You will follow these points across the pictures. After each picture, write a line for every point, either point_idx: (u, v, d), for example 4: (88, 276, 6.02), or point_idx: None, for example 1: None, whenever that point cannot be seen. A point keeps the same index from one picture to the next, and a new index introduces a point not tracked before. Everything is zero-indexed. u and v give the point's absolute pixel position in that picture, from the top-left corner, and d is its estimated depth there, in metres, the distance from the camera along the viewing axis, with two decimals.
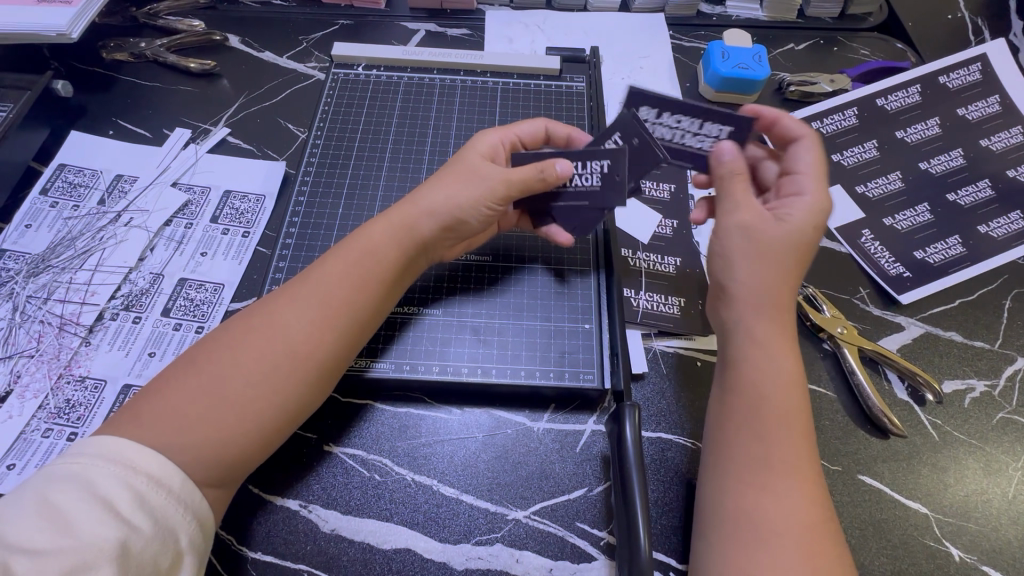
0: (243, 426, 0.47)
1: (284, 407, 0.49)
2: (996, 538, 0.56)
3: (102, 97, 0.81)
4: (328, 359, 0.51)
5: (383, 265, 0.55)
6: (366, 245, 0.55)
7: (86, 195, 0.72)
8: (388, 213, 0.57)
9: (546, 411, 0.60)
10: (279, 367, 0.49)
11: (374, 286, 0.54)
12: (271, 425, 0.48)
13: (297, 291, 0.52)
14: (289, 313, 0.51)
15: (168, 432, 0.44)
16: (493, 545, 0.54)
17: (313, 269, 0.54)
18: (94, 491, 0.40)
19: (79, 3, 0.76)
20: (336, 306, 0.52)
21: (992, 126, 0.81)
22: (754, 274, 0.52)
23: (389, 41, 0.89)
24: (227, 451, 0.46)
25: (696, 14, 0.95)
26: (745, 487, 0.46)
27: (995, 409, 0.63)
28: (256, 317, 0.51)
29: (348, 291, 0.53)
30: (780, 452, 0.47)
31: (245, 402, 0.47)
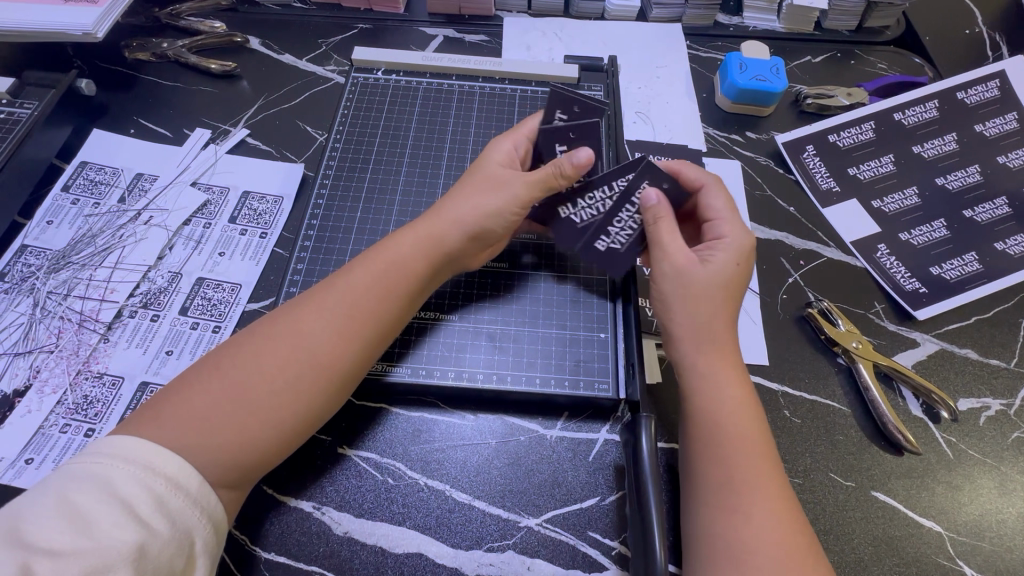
0: (261, 431, 0.47)
1: (302, 414, 0.49)
2: (1010, 559, 0.56)
3: (124, 96, 0.82)
4: (351, 367, 0.52)
5: (409, 275, 0.56)
6: (395, 256, 0.56)
7: (106, 193, 0.73)
8: (415, 227, 0.58)
9: (559, 419, 0.60)
10: (303, 374, 0.49)
11: (397, 297, 0.55)
12: (289, 430, 0.49)
13: (324, 297, 0.53)
14: (313, 319, 0.51)
15: (190, 432, 0.45)
16: (505, 552, 0.54)
17: (340, 276, 0.55)
18: (115, 493, 0.40)
19: (105, 3, 0.77)
20: (362, 315, 0.53)
21: (1009, 143, 0.81)
22: (696, 312, 0.54)
23: (407, 46, 0.90)
24: (244, 453, 0.46)
25: (714, 25, 0.95)
26: (722, 512, 0.47)
27: (1010, 428, 0.63)
28: (280, 324, 0.51)
29: (371, 302, 0.53)
30: (750, 473, 0.48)
31: (265, 407, 0.48)
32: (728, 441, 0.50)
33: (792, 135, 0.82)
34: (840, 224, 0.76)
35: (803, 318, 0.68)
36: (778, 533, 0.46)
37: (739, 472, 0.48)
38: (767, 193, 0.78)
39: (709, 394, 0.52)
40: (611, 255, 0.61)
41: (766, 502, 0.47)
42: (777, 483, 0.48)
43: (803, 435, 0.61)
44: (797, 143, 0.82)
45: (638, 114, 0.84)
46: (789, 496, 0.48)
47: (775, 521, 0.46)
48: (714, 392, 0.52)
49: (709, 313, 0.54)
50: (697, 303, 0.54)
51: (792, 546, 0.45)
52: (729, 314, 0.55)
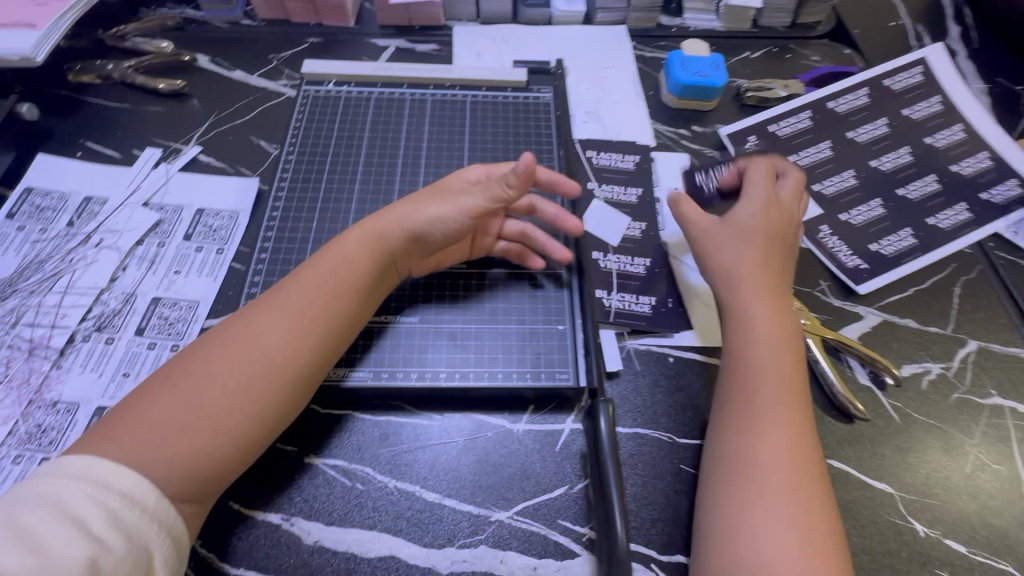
0: (220, 439, 0.47)
1: (259, 419, 0.49)
2: (957, 513, 0.59)
3: (69, 119, 0.81)
4: (304, 367, 0.52)
5: (356, 271, 0.57)
6: (342, 258, 0.58)
7: (54, 218, 0.71)
8: (361, 227, 0.61)
9: (525, 412, 0.61)
10: (255, 378, 0.50)
11: (349, 296, 0.56)
12: (247, 437, 0.49)
13: (273, 302, 0.54)
14: (265, 323, 0.52)
15: (143, 446, 0.45)
16: (477, 547, 0.54)
17: (289, 282, 0.56)
18: (68, 511, 0.40)
19: (44, 26, 0.76)
20: (315, 318, 0.53)
21: (934, 124, 0.86)
22: (779, 312, 0.60)
23: (359, 58, 0.91)
24: (202, 463, 0.46)
25: (656, 26, 0.99)
26: (749, 496, 0.51)
27: (951, 390, 0.66)
28: (232, 329, 0.52)
29: (321, 303, 0.54)
30: (781, 467, 0.51)
31: (221, 412, 0.48)
32: (766, 438, 0.53)
33: (734, 127, 0.86)
34: None
35: None
36: (801, 517, 0.49)
37: (776, 468, 0.51)
38: None
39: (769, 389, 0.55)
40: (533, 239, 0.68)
41: (787, 494, 0.50)
42: (813, 476, 0.52)
43: None
44: (739, 134, 0.85)
45: (588, 113, 0.87)
46: (813, 487, 0.51)
47: (798, 508, 0.49)
48: (755, 396, 0.55)
49: (791, 315, 0.60)
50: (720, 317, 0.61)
51: (806, 530, 0.48)
52: (787, 315, 0.60)
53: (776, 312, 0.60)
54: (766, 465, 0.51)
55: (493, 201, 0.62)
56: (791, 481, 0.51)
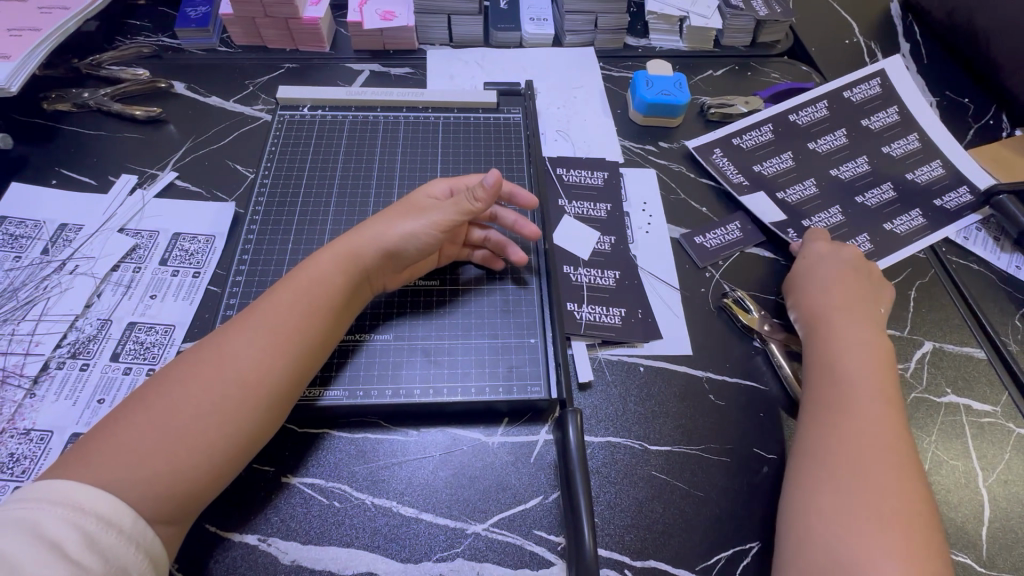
0: (196, 459, 0.48)
1: (235, 438, 0.50)
2: None
3: (44, 148, 0.81)
4: (278, 385, 0.53)
5: (330, 289, 0.58)
6: (314, 277, 0.59)
7: (28, 246, 0.72)
8: (333, 246, 0.62)
9: (500, 425, 0.63)
10: (229, 398, 0.50)
11: (323, 313, 0.57)
12: (222, 456, 0.49)
13: (247, 322, 0.55)
14: (238, 344, 0.53)
15: (119, 467, 0.45)
16: (454, 560, 0.55)
17: (262, 303, 0.57)
18: (43, 534, 0.40)
19: (18, 57, 0.77)
20: (289, 336, 0.55)
21: (892, 133, 0.91)
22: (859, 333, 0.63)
23: (334, 82, 0.93)
24: (178, 484, 0.47)
25: (623, 47, 1.03)
26: (821, 493, 0.53)
27: (909, 390, 0.69)
28: (205, 350, 0.53)
29: (296, 322, 0.55)
30: (873, 475, 0.52)
31: (197, 432, 0.48)
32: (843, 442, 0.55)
33: (698, 141, 0.89)
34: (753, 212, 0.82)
35: (721, 308, 0.74)
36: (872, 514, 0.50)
37: (865, 473, 0.52)
38: (682, 197, 0.85)
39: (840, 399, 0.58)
40: (499, 245, 0.71)
41: (863, 494, 0.51)
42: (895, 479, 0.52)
43: (728, 416, 0.65)
44: (705, 147, 0.89)
45: (558, 132, 0.90)
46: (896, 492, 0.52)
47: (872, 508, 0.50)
48: (839, 404, 0.57)
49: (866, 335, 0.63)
50: (866, 328, 0.64)
51: (879, 526, 0.49)
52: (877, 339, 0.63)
53: (863, 329, 0.64)
54: (838, 462, 0.54)
55: (462, 213, 0.64)
56: (866, 481, 0.52)
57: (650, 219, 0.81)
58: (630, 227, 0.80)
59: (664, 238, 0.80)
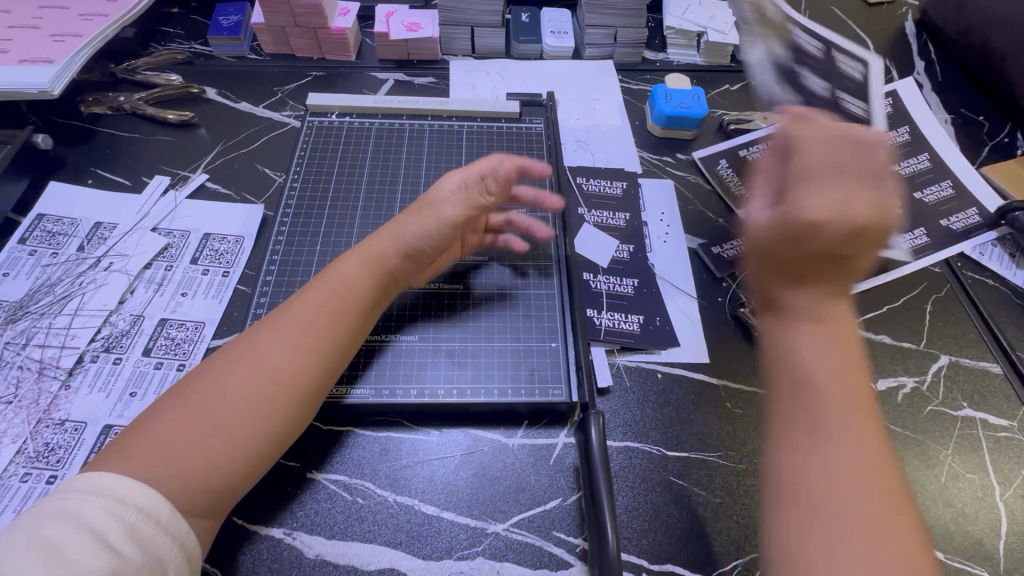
0: (232, 453, 0.49)
1: (268, 434, 0.52)
2: (931, 519, 0.61)
3: (80, 149, 0.84)
4: (311, 382, 0.55)
5: (359, 291, 0.60)
6: (342, 280, 0.60)
7: (65, 243, 0.74)
8: (359, 248, 0.64)
9: (520, 427, 0.64)
10: (263, 394, 0.52)
11: (352, 312, 0.59)
12: (257, 452, 0.51)
13: (280, 320, 0.56)
14: (271, 341, 0.55)
15: (156, 460, 0.47)
16: (475, 559, 0.56)
17: (292, 302, 0.58)
18: (87, 524, 0.41)
19: (61, 61, 0.80)
20: (320, 334, 0.56)
21: (901, 153, 0.92)
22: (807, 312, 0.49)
23: (360, 90, 0.96)
24: (215, 477, 0.48)
25: (642, 61, 1.06)
26: (805, 501, 0.43)
27: (925, 403, 0.69)
28: (239, 348, 0.54)
29: (326, 320, 0.57)
30: (866, 486, 0.43)
31: (234, 426, 0.50)
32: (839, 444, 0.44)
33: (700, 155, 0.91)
34: None
35: (737, 319, 0.75)
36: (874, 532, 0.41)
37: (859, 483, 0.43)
38: (699, 208, 0.86)
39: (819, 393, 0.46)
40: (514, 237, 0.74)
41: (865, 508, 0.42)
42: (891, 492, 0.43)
43: (744, 423, 0.66)
44: (710, 157, 0.91)
45: (578, 142, 0.92)
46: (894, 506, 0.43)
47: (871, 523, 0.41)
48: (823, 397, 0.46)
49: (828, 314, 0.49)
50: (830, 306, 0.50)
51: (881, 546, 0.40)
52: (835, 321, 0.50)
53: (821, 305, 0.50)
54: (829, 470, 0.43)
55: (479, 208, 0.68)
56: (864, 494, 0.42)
57: (668, 228, 0.83)
58: (648, 237, 0.81)
59: (682, 247, 0.81)
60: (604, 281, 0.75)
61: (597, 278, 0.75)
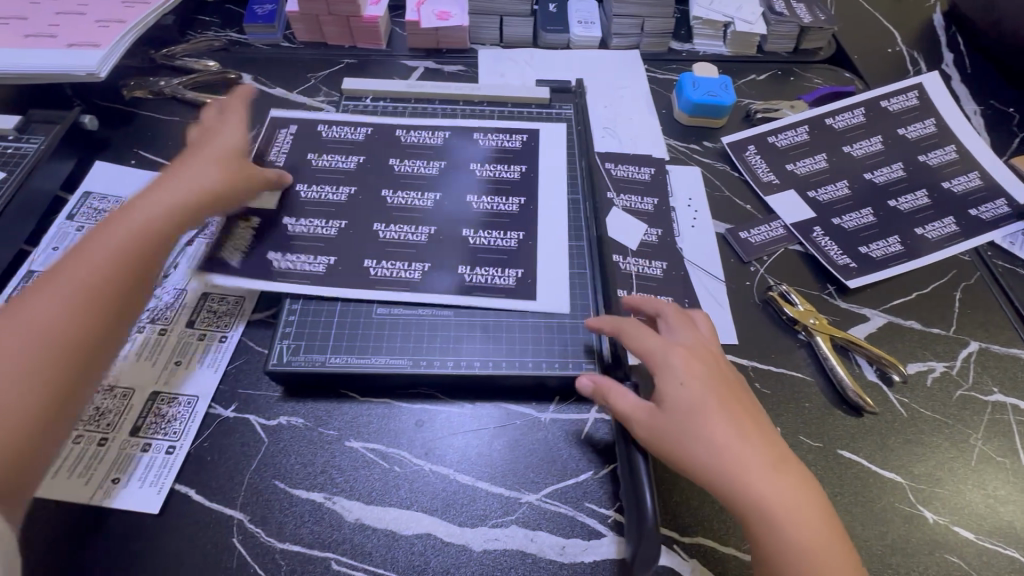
0: (4, 418, 0.48)
1: (45, 395, 0.50)
2: (960, 500, 0.62)
3: (124, 131, 0.87)
4: (77, 330, 0.53)
5: (136, 238, 0.58)
6: (111, 249, 0.56)
7: None
8: (140, 199, 0.61)
9: (552, 402, 0.65)
10: (32, 355, 0.50)
11: (121, 257, 0.57)
12: (38, 415, 0.49)
13: (49, 282, 0.54)
14: (47, 301, 0.52)
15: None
16: (509, 527, 0.57)
17: (65, 260, 0.56)
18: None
19: (107, 45, 0.83)
20: (95, 287, 0.54)
21: (928, 143, 0.91)
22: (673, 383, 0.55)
23: (391, 76, 0.98)
24: (6, 447, 0.47)
25: (668, 51, 1.06)
26: (767, 523, 0.50)
27: (955, 387, 0.69)
28: (5, 312, 0.52)
29: (92, 271, 0.55)
30: (782, 485, 0.52)
31: (5, 392, 0.48)
32: (743, 466, 0.52)
33: (731, 141, 0.92)
34: (780, 208, 0.84)
35: (765, 302, 0.75)
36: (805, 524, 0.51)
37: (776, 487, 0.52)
38: (726, 194, 0.87)
39: (704, 436, 0.53)
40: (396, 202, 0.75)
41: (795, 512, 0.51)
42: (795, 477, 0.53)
43: (773, 404, 0.67)
44: (739, 143, 0.92)
45: (605, 129, 0.93)
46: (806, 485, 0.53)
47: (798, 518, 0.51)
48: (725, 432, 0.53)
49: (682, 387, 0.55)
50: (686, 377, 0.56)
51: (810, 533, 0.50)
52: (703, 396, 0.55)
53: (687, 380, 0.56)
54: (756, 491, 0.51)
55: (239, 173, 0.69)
56: (786, 493, 0.52)
57: (696, 213, 0.83)
58: (676, 221, 0.82)
59: (710, 232, 0.82)
60: (633, 262, 0.76)
61: (627, 260, 0.76)
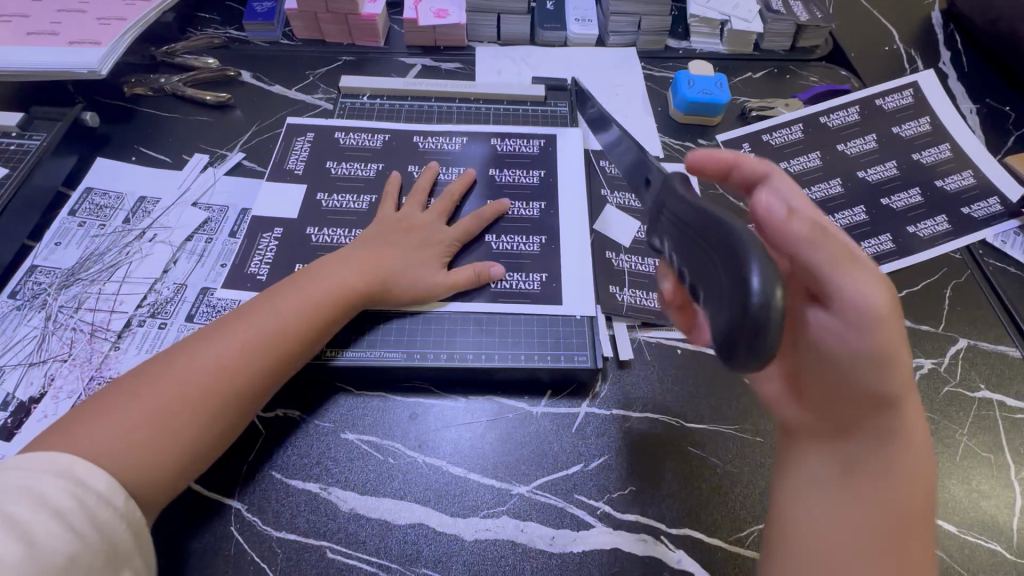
0: (157, 459, 0.51)
1: (192, 443, 0.53)
2: (945, 494, 0.63)
3: (124, 127, 0.88)
4: (244, 381, 0.56)
5: (298, 291, 0.62)
6: (318, 301, 0.62)
7: (112, 215, 0.78)
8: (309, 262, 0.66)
9: (544, 397, 0.66)
10: (194, 401, 0.53)
11: (310, 310, 0.61)
12: (178, 464, 0.52)
13: (214, 330, 0.58)
14: (210, 347, 0.56)
15: (96, 446, 0.49)
16: (500, 517, 0.58)
17: (249, 308, 0.60)
18: (10, 520, 0.42)
19: (107, 43, 0.84)
20: (279, 339, 0.59)
21: (923, 142, 0.92)
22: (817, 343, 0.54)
23: (389, 74, 0.99)
24: (142, 481, 0.50)
25: (665, 48, 1.07)
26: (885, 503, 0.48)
27: (942, 383, 0.70)
28: (177, 355, 0.56)
29: (260, 321, 0.59)
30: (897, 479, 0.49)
31: (157, 432, 0.51)
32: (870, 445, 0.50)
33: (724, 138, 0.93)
34: None
35: None
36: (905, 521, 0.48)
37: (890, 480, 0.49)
38: None
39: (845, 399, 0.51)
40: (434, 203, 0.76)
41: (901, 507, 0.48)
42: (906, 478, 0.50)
43: None
44: (733, 141, 0.92)
45: None
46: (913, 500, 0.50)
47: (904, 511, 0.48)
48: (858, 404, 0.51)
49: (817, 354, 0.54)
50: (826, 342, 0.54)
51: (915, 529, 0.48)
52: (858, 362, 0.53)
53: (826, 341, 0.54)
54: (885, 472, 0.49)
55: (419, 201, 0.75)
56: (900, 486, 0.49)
57: None
58: None
59: None
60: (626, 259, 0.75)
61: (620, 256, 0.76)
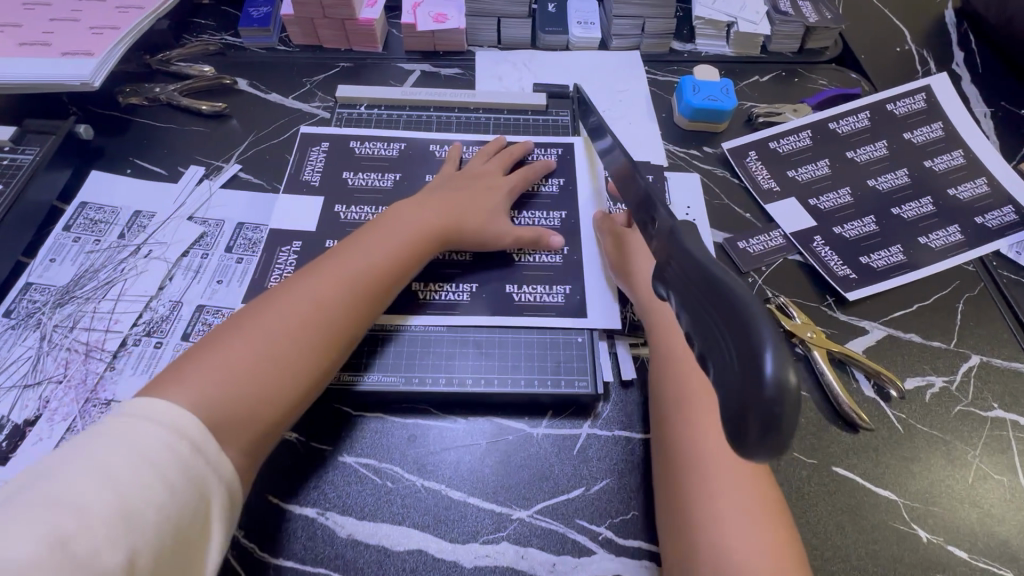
0: (281, 382, 0.53)
1: (306, 369, 0.55)
2: (956, 518, 0.61)
3: (120, 139, 0.87)
4: (347, 307, 0.59)
5: (376, 235, 0.66)
6: (404, 240, 0.66)
7: (107, 230, 0.77)
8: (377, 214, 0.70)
9: (544, 417, 0.65)
10: (304, 329, 0.56)
11: (394, 248, 0.65)
12: (300, 384, 0.55)
13: (306, 273, 0.61)
14: (306, 286, 0.59)
15: (218, 385, 0.50)
16: (500, 543, 0.57)
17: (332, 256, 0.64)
18: (113, 475, 0.41)
19: (100, 54, 0.83)
20: (370, 272, 0.62)
21: (935, 148, 0.89)
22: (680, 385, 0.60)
23: (387, 81, 0.97)
24: (265, 406, 0.52)
25: (669, 51, 1.04)
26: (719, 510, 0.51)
27: (954, 402, 0.69)
28: (278, 297, 0.58)
29: (349, 263, 0.62)
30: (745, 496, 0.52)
31: (272, 361, 0.53)
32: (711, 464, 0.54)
33: (730, 146, 0.90)
34: (779, 216, 0.83)
35: None
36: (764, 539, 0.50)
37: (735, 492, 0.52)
38: (725, 201, 0.86)
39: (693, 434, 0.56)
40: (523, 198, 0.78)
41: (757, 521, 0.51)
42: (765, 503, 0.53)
43: None
44: (740, 149, 0.90)
45: None
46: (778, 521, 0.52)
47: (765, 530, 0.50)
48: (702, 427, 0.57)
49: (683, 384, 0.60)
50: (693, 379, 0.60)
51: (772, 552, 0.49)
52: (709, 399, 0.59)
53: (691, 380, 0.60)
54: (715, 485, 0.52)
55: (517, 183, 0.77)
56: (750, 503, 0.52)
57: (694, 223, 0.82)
58: None
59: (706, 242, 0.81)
60: None
61: None
